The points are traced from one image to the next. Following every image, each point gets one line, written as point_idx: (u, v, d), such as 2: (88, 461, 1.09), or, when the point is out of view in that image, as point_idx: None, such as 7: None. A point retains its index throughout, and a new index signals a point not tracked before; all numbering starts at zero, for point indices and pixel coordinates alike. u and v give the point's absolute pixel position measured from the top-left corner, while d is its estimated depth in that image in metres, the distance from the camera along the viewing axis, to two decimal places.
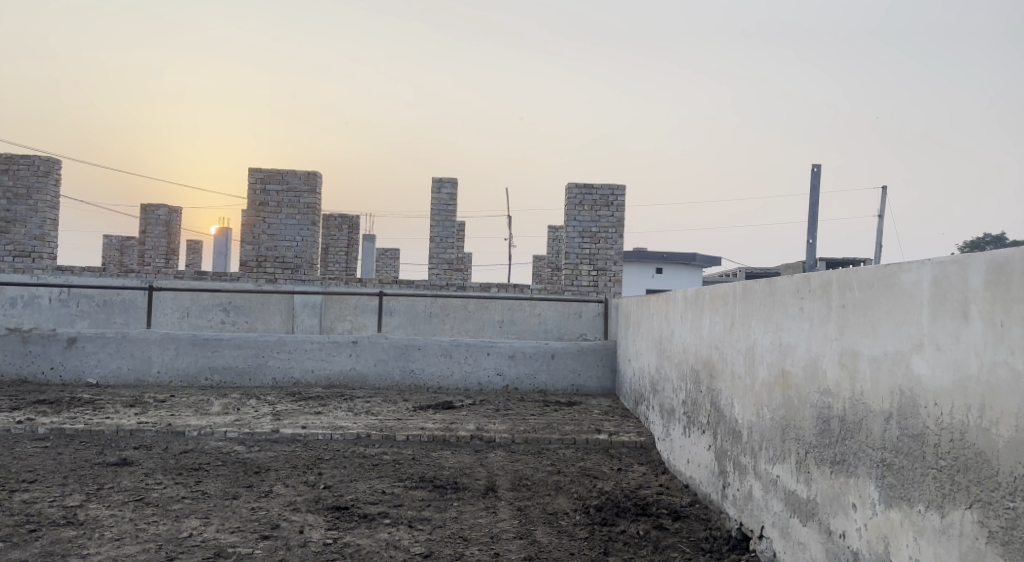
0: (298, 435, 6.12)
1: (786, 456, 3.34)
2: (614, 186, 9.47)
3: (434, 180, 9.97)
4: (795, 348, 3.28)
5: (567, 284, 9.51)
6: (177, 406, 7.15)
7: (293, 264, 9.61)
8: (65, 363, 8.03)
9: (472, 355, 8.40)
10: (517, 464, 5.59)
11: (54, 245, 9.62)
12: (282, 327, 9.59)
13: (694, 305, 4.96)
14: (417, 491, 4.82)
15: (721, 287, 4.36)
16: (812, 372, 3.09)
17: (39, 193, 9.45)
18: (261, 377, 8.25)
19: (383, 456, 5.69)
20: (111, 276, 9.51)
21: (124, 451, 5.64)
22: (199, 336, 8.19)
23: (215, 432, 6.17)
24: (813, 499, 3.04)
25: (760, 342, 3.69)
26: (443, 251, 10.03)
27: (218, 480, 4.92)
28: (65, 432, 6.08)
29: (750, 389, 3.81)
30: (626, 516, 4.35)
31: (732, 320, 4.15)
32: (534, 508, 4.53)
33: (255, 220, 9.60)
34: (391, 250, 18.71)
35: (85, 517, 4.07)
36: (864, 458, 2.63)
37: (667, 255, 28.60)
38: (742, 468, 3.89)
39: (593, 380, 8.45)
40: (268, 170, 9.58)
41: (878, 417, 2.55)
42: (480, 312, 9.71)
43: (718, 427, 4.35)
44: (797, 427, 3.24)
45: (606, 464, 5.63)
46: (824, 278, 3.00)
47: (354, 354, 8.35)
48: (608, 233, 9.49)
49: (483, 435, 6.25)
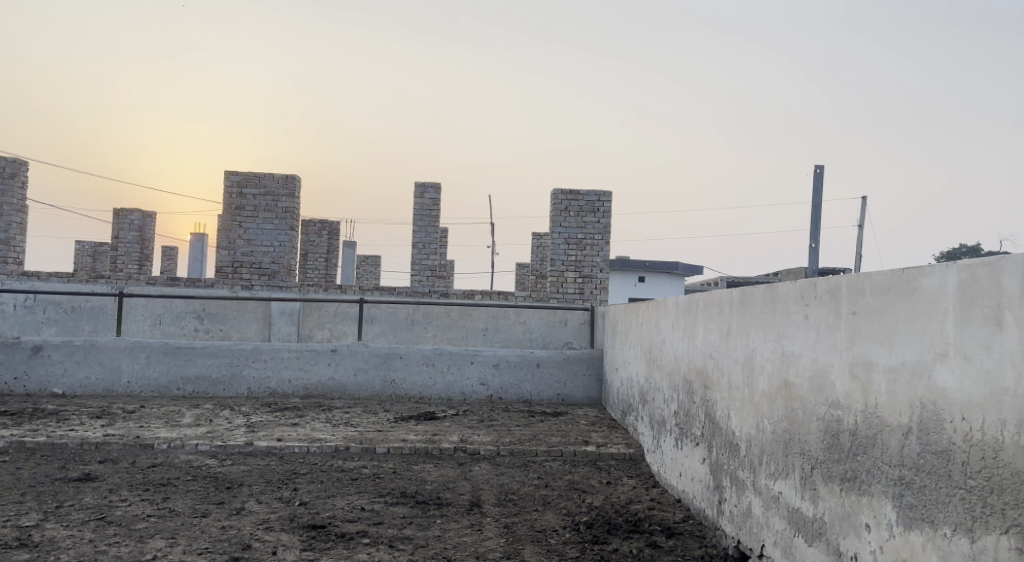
0: (273, 448, 5.88)
1: (788, 471, 3.16)
2: (600, 192, 9.29)
3: (417, 185, 9.75)
4: (798, 358, 3.10)
5: (553, 291, 9.32)
6: (147, 417, 6.89)
7: (270, 270, 9.37)
8: (30, 372, 7.74)
9: (455, 363, 8.18)
10: (502, 477, 5.38)
11: (21, 250, 9.35)
12: (259, 335, 9.32)
13: (687, 313, 4.78)
14: (398, 507, 4.60)
15: (716, 295, 4.18)
16: (819, 384, 2.91)
17: (4, 196, 9.20)
18: (236, 387, 7.99)
19: (362, 470, 5.47)
20: (80, 282, 9.23)
21: (88, 466, 5.39)
22: (171, 344, 7.92)
23: (185, 445, 5.92)
24: (820, 518, 2.85)
25: (760, 352, 3.51)
26: (425, 257, 9.83)
27: (187, 497, 4.68)
28: (26, 445, 5.82)
29: (749, 401, 3.62)
30: (618, 533, 4.15)
31: (729, 329, 3.97)
32: (521, 525, 4.32)
33: (231, 225, 9.35)
34: (372, 258, 18.49)
35: (40, 539, 3.84)
36: (879, 475, 2.44)
37: (650, 264, 28.53)
38: (741, 483, 3.70)
39: (579, 390, 8.25)
40: (245, 174, 9.36)
41: (896, 432, 2.36)
42: (463, 320, 9.50)
43: (714, 439, 4.16)
44: (801, 440, 3.05)
45: (595, 477, 5.44)
46: (833, 283, 2.82)
47: (333, 363, 8.11)
48: (595, 240, 9.32)
49: (467, 446, 6.04)
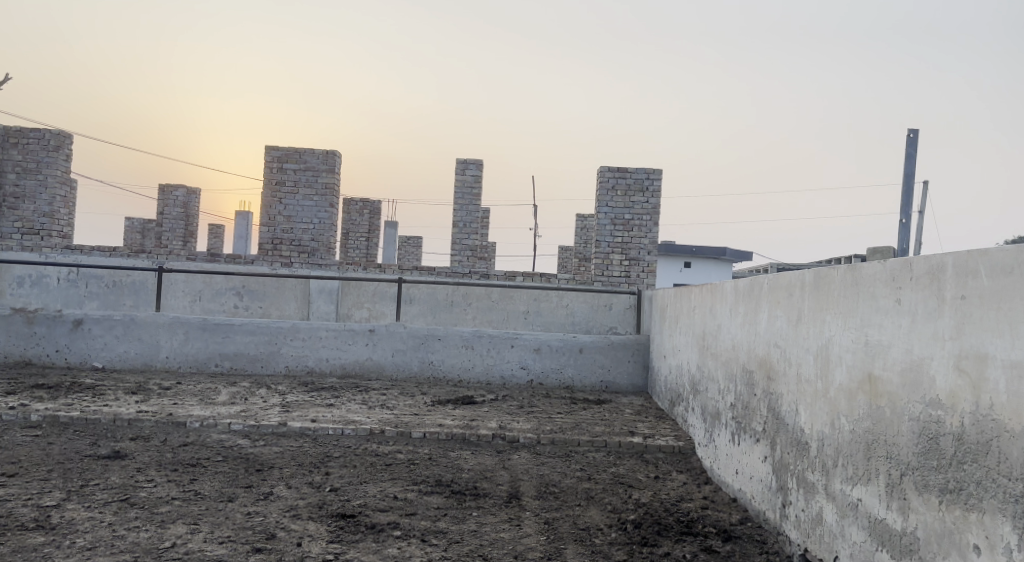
0: (307, 430, 5.64)
1: (869, 477, 2.79)
2: (650, 170, 8.88)
3: (458, 162, 9.42)
4: (886, 349, 2.73)
5: (597, 274, 8.98)
6: (181, 394, 6.71)
7: (310, 248, 9.13)
8: (70, 345, 7.62)
9: (496, 346, 7.88)
10: (542, 468, 5.07)
11: (65, 224, 9.22)
12: (297, 314, 9.12)
13: (749, 297, 4.40)
14: (432, 496, 4.31)
15: (786, 277, 3.79)
16: (912, 379, 2.55)
17: (49, 168, 9.02)
18: (273, 365, 7.77)
19: (397, 455, 5.20)
20: (121, 255, 9.11)
21: (119, 443, 5.20)
22: (209, 320, 7.73)
23: (218, 423, 5.71)
24: (910, 534, 2.49)
25: (837, 341, 3.13)
26: (466, 237, 9.54)
27: (215, 479, 4.46)
28: (60, 419, 5.65)
29: (823, 396, 3.24)
30: (669, 535, 3.81)
31: (799, 314, 3.59)
32: (563, 522, 4.00)
33: (271, 201, 9.14)
34: (414, 239, 18.27)
35: (58, 520, 3.72)
36: (995, 489, 2.15)
37: (697, 249, 27.96)
38: (809, 487, 3.33)
39: (624, 378, 7.90)
40: (286, 148, 9.13)
41: (1019, 439, 2.09)
42: (504, 303, 9.19)
43: (777, 436, 3.79)
44: (888, 443, 2.68)
45: (641, 471, 5.09)
46: (936, 263, 2.47)
47: (370, 344, 7.85)
48: (643, 221, 8.92)
49: (506, 434, 5.73)
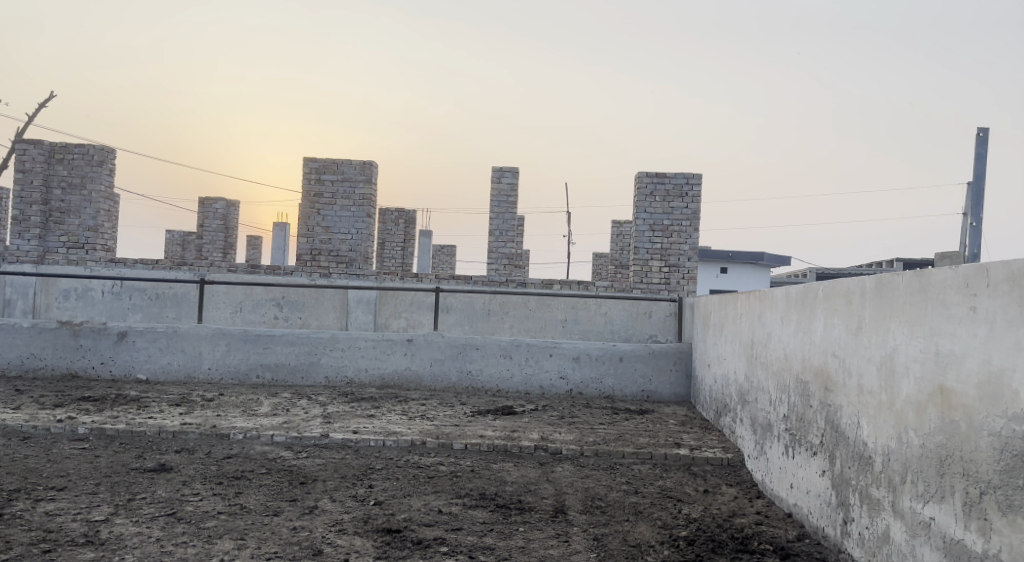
0: (349, 441, 5.58)
1: (943, 495, 2.65)
2: (689, 175, 8.74)
3: (494, 170, 9.35)
4: (959, 360, 2.59)
5: (636, 281, 8.85)
6: (223, 405, 6.69)
7: (347, 258, 9.12)
8: (115, 357, 7.64)
9: (535, 356, 7.78)
10: (587, 481, 4.95)
11: (109, 238, 9.32)
12: (336, 324, 9.09)
13: (802, 304, 4.26)
14: (476, 510, 4.22)
15: (845, 283, 3.65)
16: (992, 392, 2.42)
17: (92, 183, 9.13)
18: (313, 376, 7.74)
19: (439, 467, 5.11)
20: (164, 268, 9.15)
21: (164, 456, 5.18)
22: (251, 331, 7.73)
23: (261, 435, 5.67)
24: (994, 556, 2.37)
25: (903, 351, 2.98)
26: (502, 245, 9.45)
27: (260, 492, 4.41)
28: (106, 432, 5.65)
29: (889, 408, 3.09)
30: (724, 552, 3.68)
31: (859, 322, 3.45)
32: (613, 538, 3.88)
33: (310, 212, 9.14)
34: (448, 248, 18.27)
35: (107, 536, 3.69)
36: None
37: (733, 255, 27.64)
38: (874, 503, 3.18)
39: (666, 387, 7.75)
40: (324, 160, 9.13)
41: None
42: (542, 311, 9.09)
43: (837, 450, 3.64)
44: (964, 459, 2.55)
45: (690, 484, 4.95)
46: (1018, 269, 2.34)
47: (409, 354, 7.79)
48: (682, 227, 8.77)
49: (549, 445, 5.62)
